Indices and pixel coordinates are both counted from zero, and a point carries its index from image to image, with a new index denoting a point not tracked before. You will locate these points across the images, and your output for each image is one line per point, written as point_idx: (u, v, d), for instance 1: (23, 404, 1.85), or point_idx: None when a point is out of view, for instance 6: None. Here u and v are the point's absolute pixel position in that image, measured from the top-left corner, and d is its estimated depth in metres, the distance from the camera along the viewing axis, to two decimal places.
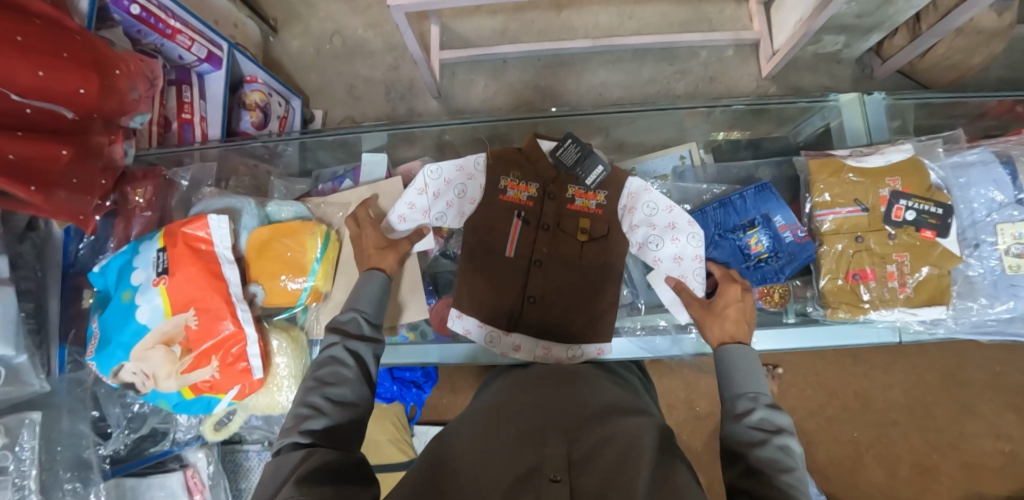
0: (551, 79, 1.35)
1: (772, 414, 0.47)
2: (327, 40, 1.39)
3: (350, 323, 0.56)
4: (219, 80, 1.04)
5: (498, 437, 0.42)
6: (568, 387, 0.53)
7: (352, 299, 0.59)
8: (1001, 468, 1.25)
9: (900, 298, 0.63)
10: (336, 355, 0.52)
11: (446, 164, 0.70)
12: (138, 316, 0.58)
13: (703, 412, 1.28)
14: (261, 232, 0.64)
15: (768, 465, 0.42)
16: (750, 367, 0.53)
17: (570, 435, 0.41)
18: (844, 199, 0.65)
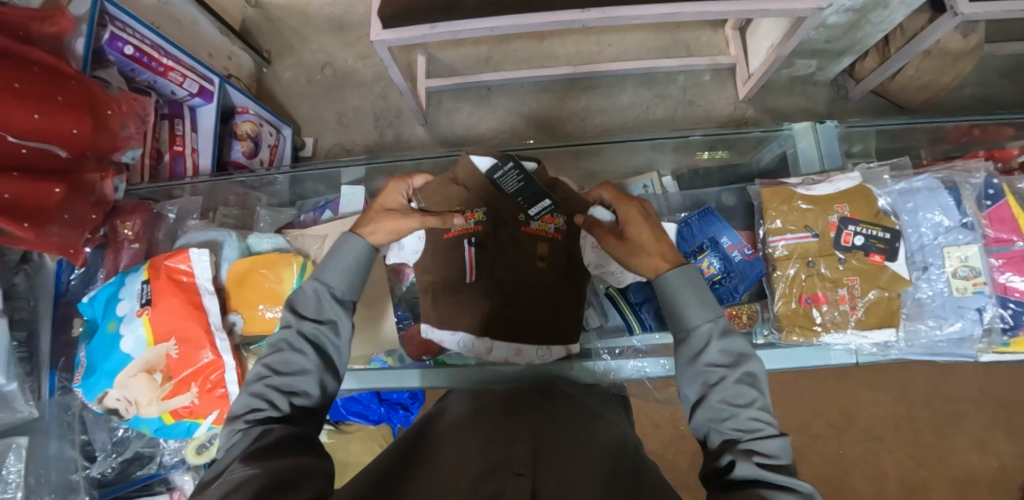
0: (535, 104, 1.40)
1: (728, 345, 0.53)
2: (318, 70, 1.44)
3: (311, 300, 0.58)
4: (210, 112, 1.09)
5: (472, 433, 0.46)
6: (543, 395, 0.56)
7: (319, 271, 0.61)
8: (988, 483, 1.25)
9: (852, 321, 0.65)
10: (288, 339, 0.55)
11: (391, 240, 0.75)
12: (122, 346, 0.61)
13: (688, 431, 1.29)
14: (241, 264, 0.68)
15: (728, 402, 0.50)
16: (698, 291, 0.56)
17: (535, 439, 0.44)
18: (796, 226, 0.68)
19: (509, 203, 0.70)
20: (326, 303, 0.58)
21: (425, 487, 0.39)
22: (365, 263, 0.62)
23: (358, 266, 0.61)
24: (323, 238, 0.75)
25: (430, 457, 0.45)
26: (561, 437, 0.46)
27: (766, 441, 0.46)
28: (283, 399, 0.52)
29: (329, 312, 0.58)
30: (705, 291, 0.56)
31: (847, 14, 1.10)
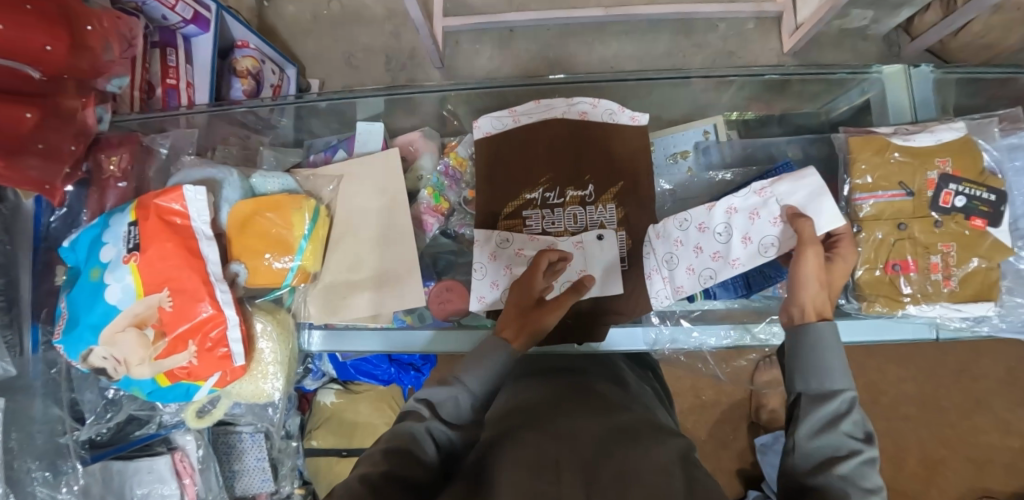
0: (561, 49, 1.27)
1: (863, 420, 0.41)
2: (324, 5, 1.30)
3: (447, 406, 0.45)
4: (207, 43, 0.96)
5: (512, 455, 0.39)
6: (594, 413, 0.46)
7: (465, 367, 0.47)
8: (1011, 465, 1.21)
9: (944, 293, 0.57)
10: (419, 435, 0.42)
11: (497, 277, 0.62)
12: (107, 296, 0.52)
13: (708, 401, 1.24)
14: (244, 206, 0.59)
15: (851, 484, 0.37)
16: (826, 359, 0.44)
17: (591, 474, 0.35)
18: (888, 183, 0.58)
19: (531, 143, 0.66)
20: (465, 412, 0.45)
21: None
22: (504, 370, 0.48)
23: (501, 373, 0.48)
24: (340, 179, 0.68)
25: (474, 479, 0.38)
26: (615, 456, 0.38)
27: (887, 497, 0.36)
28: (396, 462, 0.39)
29: (468, 420, 0.45)
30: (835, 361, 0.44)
31: None
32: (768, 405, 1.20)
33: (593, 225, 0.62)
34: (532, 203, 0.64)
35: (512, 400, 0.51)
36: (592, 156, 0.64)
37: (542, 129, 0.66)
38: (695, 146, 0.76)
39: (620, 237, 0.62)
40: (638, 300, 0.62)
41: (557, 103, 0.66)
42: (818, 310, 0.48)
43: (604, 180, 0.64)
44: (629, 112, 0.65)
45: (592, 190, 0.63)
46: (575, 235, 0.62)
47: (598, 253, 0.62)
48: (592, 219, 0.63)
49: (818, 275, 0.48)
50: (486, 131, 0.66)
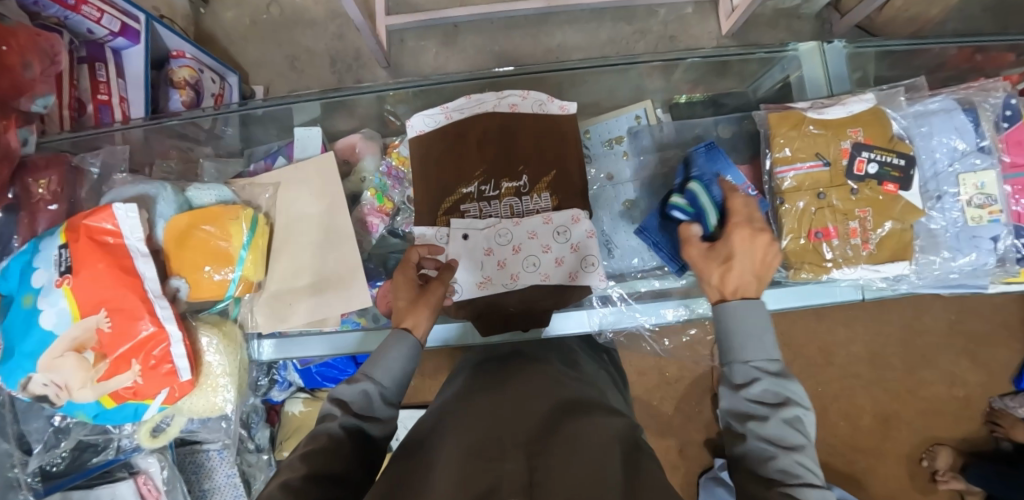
0: (507, 43, 1.27)
1: (776, 384, 0.43)
2: (263, 10, 1.27)
3: (359, 402, 0.47)
4: (139, 56, 0.93)
5: (456, 441, 0.38)
6: (540, 393, 0.47)
7: (372, 362, 0.50)
8: (956, 412, 1.29)
9: (863, 256, 0.60)
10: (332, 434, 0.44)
11: (471, 279, 0.63)
12: (42, 322, 0.51)
13: (672, 377, 1.29)
14: (179, 220, 0.59)
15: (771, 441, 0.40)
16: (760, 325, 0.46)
17: (530, 449, 0.36)
18: (805, 154, 0.62)
19: (466, 139, 0.67)
20: (377, 405, 0.47)
21: None
22: (411, 362, 0.50)
23: (407, 362, 0.50)
24: (276, 186, 0.68)
25: (415, 469, 0.38)
26: (563, 432, 0.38)
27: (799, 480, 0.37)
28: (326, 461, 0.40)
29: (381, 411, 0.47)
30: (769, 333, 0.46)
31: None
32: None
33: (535, 226, 0.63)
34: (469, 197, 0.65)
35: (469, 389, 0.51)
36: (524, 147, 0.66)
37: (474, 123, 0.67)
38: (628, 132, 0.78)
39: (561, 231, 0.63)
40: (579, 287, 0.63)
41: (487, 98, 0.67)
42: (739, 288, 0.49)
43: (537, 170, 0.65)
44: (558, 102, 0.67)
45: (526, 180, 0.65)
46: (522, 240, 0.63)
47: (545, 252, 0.63)
48: (532, 218, 0.64)
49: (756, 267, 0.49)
50: (419, 130, 0.68)
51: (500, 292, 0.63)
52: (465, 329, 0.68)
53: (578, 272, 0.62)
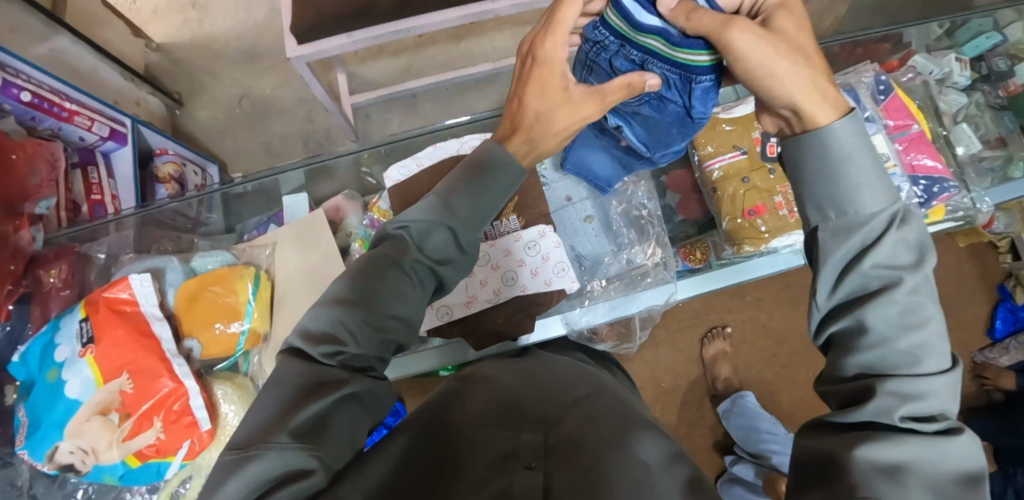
0: (463, 104, 1.42)
1: (894, 253, 0.34)
2: (236, 104, 1.39)
3: (429, 232, 0.46)
4: (126, 156, 1.01)
5: (480, 403, 0.47)
6: (546, 378, 0.56)
7: (451, 187, 0.48)
8: None
9: (793, 223, 0.69)
10: (399, 265, 0.45)
11: (453, 302, 0.64)
12: (68, 392, 0.55)
13: (668, 386, 1.34)
14: (188, 284, 0.64)
15: (884, 326, 0.33)
16: (863, 149, 0.35)
17: (545, 422, 0.45)
18: (725, 148, 0.72)
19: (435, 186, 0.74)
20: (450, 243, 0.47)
21: (449, 469, 0.38)
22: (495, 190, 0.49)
23: (495, 197, 0.49)
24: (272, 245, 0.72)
25: (443, 419, 0.46)
26: (575, 412, 0.47)
27: (927, 382, 0.31)
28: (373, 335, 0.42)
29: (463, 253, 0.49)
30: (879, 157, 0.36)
31: None
32: (721, 374, 1.31)
33: (507, 243, 0.66)
34: None
35: (488, 364, 0.59)
36: None
37: (443, 168, 0.75)
38: None
39: (531, 245, 0.65)
40: (553, 293, 0.65)
41: (451, 145, 0.78)
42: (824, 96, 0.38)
43: None
44: None
45: None
46: (498, 259, 0.65)
47: (522, 265, 0.65)
48: (504, 238, 0.66)
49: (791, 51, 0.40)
50: (395, 180, 0.77)
51: (486, 307, 0.64)
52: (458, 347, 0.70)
53: (553, 277, 0.64)
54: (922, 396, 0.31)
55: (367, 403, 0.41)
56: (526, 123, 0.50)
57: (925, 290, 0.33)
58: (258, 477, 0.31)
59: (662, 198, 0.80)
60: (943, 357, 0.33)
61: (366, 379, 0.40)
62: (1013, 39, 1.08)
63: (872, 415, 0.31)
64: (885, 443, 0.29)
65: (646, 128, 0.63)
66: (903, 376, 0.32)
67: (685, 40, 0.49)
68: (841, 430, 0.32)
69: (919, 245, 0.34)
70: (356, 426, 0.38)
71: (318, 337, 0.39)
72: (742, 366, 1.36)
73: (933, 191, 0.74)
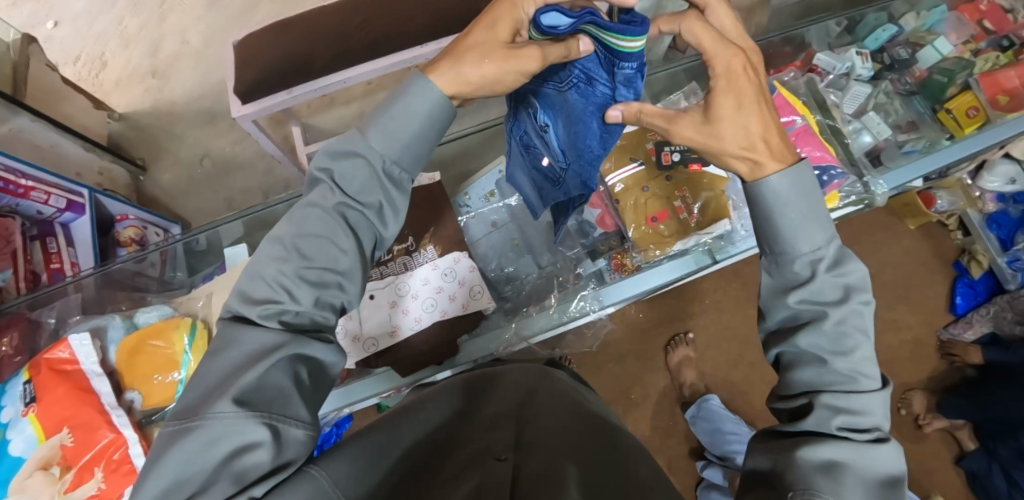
0: None
1: (827, 287, 0.44)
2: (197, 164, 1.46)
3: (360, 173, 0.47)
4: (85, 224, 1.06)
5: (492, 422, 0.53)
6: (567, 413, 0.59)
7: (381, 126, 0.47)
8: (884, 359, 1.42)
9: (693, 225, 0.71)
10: (329, 216, 0.45)
11: (376, 335, 0.66)
12: (11, 451, 0.59)
13: (637, 399, 1.30)
14: (129, 339, 0.68)
15: (820, 349, 0.43)
16: (806, 198, 0.47)
17: (548, 440, 0.49)
18: (623, 161, 0.73)
19: None
20: (382, 180, 0.48)
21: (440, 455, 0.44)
22: (424, 119, 0.48)
23: (419, 124, 0.48)
24: (208, 296, 0.73)
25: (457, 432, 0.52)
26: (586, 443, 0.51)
27: (863, 398, 0.41)
28: (309, 291, 0.43)
29: (392, 194, 0.49)
30: (820, 206, 0.47)
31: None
32: (687, 380, 1.27)
33: (425, 274, 0.67)
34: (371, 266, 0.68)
35: (518, 385, 0.65)
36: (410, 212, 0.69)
37: None
38: (497, 184, 0.80)
39: (448, 272, 0.67)
40: (471, 316, 0.67)
41: None
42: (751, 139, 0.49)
43: (418, 230, 0.69)
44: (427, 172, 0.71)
45: (411, 240, 0.68)
46: (416, 289, 0.67)
47: (437, 292, 0.66)
48: (422, 268, 0.67)
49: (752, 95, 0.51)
50: None
51: (410, 335, 0.66)
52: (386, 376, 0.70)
53: (469, 300, 0.67)
54: (854, 407, 0.41)
55: (313, 368, 0.43)
56: (461, 49, 0.49)
57: (853, 320, 0.43)
58: (204, 441, 0.34)
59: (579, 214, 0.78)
60: (875, 376, 0.43)
61: (306, 339, 0.42)
62: (909, 29, 1.12)
63: (812, 425, 0.41)
64: (819, 446, 0.38)
65: (565, 127, 0.58)
66: (836, 391, 0.42)
67: (621, 25, 0.43)
68: (786, 436, 0.43)
69: (851, 281, 0.44)
70: (301, 387, 0.41)
71: (256, 301, 0.42)
72: (709, 372, 1.32)
73: (823, 180, 0.78)
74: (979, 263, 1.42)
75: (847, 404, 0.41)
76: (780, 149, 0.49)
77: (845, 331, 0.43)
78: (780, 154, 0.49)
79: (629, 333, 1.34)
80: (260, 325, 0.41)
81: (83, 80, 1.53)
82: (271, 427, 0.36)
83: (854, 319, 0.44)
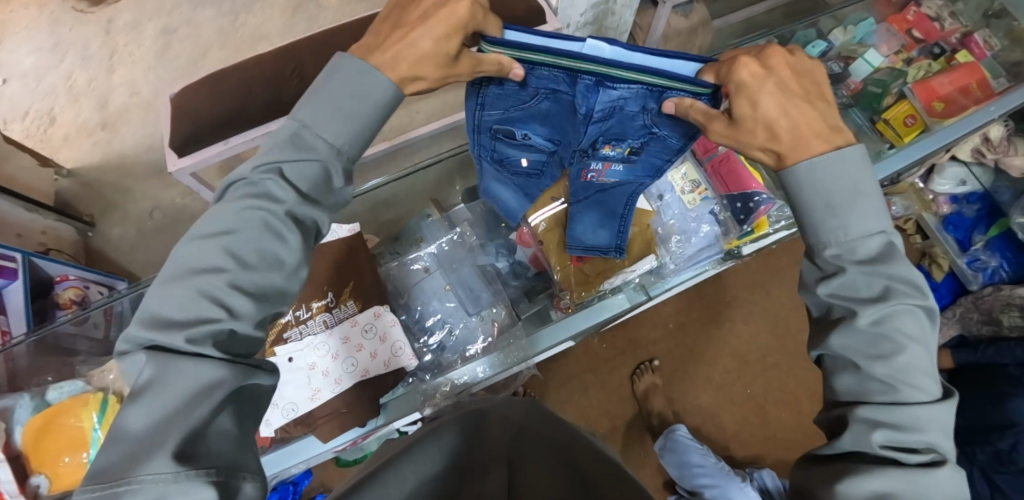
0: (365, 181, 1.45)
1: (858, 281, 0.42)
2: (147, 217, 1.45)
3: (307, 169, 0.44)
4: (17, 290, 1.02)
5: None
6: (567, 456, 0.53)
7: (331, 113, 0.45)
8: None
9: (618, 261, 0.73)
10: (268, 220, 0.41)
11: (295, 398, 0.62)
12: None
13: (606, 431, 1.27)
14: (35, 420, 0.65)
15: (860, 351, 0.41)
16: (852, 188, 0.43)
17: None
18: (544, 201, 0.74)
19: None
20: (329, 179, 0.46)
21: None
22: (371, 110, 0.47)
23: (369, 111, 0.47)
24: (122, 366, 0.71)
25: None
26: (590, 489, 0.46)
27: (909, 413, 0.39)
28: (248, 300, 0.39)
29: (339, 185, 0.47)
30: (865, 195, 0.43)
31: (587, 28, 1.24)
32: (655, 407, 1.25)
33: (345, 331, 0.65)
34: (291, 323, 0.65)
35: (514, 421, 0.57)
36: (328, 265, 0.67)
37: None
38: (423, 230, 0.82)
39: (368, 328, 0.66)
40: (394, 372, 0.66)
41: None
42: (791, 137, 0.46)
43: (337, 283, 0.67)
44: (344, 226, 0.70)
45: (331, 295, 0.66)
46: (337, 346, 0.64)
47: (359, 349, 0.65)
48: (341, 325, 0.65)
49: (784, 101, 0.46)
50: None
51: (329, 399, 0.63)
52: (311, 441, 0.68)
53: (392, 357, 0.65)
54: (900, 421, 0.39)
55: (249, 393, 0.39)
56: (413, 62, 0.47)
57: (896, 321, 0.40)
58: None
59: (512, 255, 0.81)
60: (931, 383, 0.40)
61: (247, 372, 0.38)
62: (838, 43, 1.13)
63: (851, 442, 0.40)
64: (862, 478, 0.37)
65: (545, 121, 0.63)
66: (879, 402, 0.40)
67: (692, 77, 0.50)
68: (830, 461, 0.42)
69: (893, 280, 0.41)
70: (241, 425, 0.36)
71: (183, 323, 0.36)
72: (677, 397, 1.30)
73: (750, 207, 0.75)
74: (939, 266, 1.44)
75: (883, 425, 0.39)
76: (810, 143, 0.45)
77: (888, 329, 0.41)
78: (804, 146, 0.45)
79: (593, 363, 1.31)
80: (192, 351, 0.35)
81: (30, 137, 1.51)
82: (221, 485, 0.31)
83: (900, 313, 0.41)
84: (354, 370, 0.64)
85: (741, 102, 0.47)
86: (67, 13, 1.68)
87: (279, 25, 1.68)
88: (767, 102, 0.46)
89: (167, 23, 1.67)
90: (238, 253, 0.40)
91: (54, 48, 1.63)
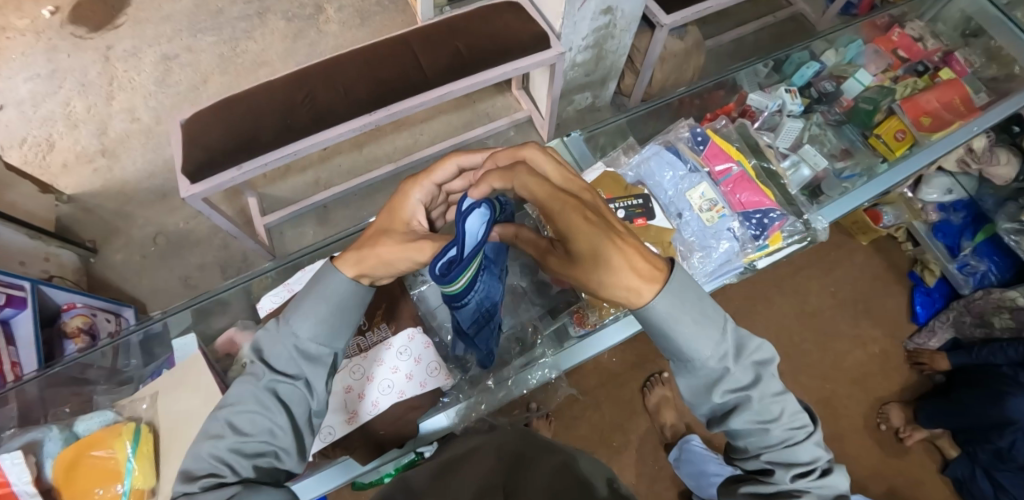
0: (371, 203, 1.48)
1: (736, 379, 0.47)
2: (151, 243, 1.45)
3: (284, 353, 0.48)
4: (27, 319, 1.01)
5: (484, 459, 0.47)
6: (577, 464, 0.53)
7: (302, 301, 0.50)
8: (855, 379, 1.44)
9: None
10: (257, 394, 0.46)
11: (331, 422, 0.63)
12: None
13: (619, 445, 1.29)
14: (66, 453, 0.65)
15: (757, 425, 0.47)
16: (693, 300, 0.46)
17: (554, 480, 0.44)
18: None
19: None
20: (301, 361, 0.49)
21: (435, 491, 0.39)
22: (330, 301, 0.49)
23: (341, 304, 0.50)
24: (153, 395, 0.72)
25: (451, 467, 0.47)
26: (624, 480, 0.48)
27: (800, 449, 0.48)
28: (247, 463, 0.44)
29: (322, 365, 0.50)
30: (706, 299, 0.47)
31: (588, 51, 1.30)
32: (667, 421, 1.27)
33: (379, 354, 0.66)
34: None
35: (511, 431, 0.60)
36: None
37: None
38: None
39: (403, 350, 0.67)
40: (429, 392, 0.67)
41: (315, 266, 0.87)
42: (630, 271, 0.43)
43: (371, 307, 0.69)
44: None
45: (365, 318, 0.68)
46: (373, 369, 0.66)
47: (391, 372, 0.66)
48: (375, 349, 0.67)
49: (603, 229, 0.42)
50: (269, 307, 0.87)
51: (366, 421, 0.64)
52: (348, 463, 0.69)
53: (426, 378, 0.67)
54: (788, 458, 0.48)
55: None
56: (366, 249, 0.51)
57: (773, 388, 0.48)
58: None
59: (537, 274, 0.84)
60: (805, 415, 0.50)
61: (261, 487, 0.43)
62: (831, 64, 1.18)
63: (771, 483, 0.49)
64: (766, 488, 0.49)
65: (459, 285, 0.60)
66: (776, 451, 0.48)
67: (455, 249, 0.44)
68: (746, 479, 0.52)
69: (756, 359, 0.49)
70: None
71: (199, 475, 0.43)
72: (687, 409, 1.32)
73: (765, 222, 0.81)
74: (931, 271, 1.49)
75: (783, 463, 0.48)
76: (648, 273, 0.44)
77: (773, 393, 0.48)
78: (648, 275, 0.44)
79: (604, 378, 1.34)
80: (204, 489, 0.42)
81: (29, 163, 1.51)
82: None
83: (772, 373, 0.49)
84: (390, 391, 0.65)
85: (577, 243, 0.43)
86: (64, 39, 1.69)
87: (280, 50, 1.71)
88: (591, 232, 0.42)
89: (166, 50, 1.69)
90: (237, 421, 0.46)
91: (51, 75, 1.63)
